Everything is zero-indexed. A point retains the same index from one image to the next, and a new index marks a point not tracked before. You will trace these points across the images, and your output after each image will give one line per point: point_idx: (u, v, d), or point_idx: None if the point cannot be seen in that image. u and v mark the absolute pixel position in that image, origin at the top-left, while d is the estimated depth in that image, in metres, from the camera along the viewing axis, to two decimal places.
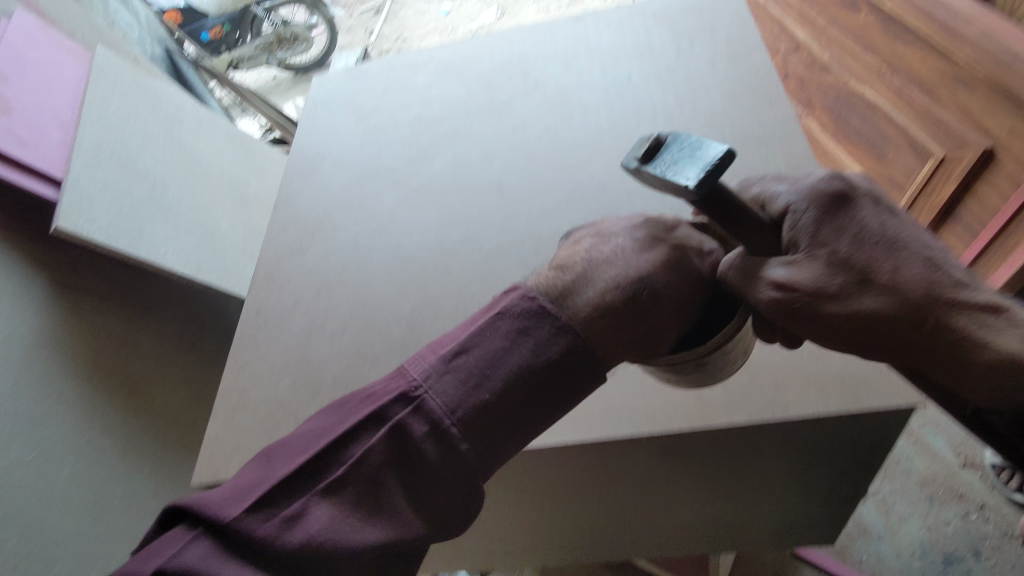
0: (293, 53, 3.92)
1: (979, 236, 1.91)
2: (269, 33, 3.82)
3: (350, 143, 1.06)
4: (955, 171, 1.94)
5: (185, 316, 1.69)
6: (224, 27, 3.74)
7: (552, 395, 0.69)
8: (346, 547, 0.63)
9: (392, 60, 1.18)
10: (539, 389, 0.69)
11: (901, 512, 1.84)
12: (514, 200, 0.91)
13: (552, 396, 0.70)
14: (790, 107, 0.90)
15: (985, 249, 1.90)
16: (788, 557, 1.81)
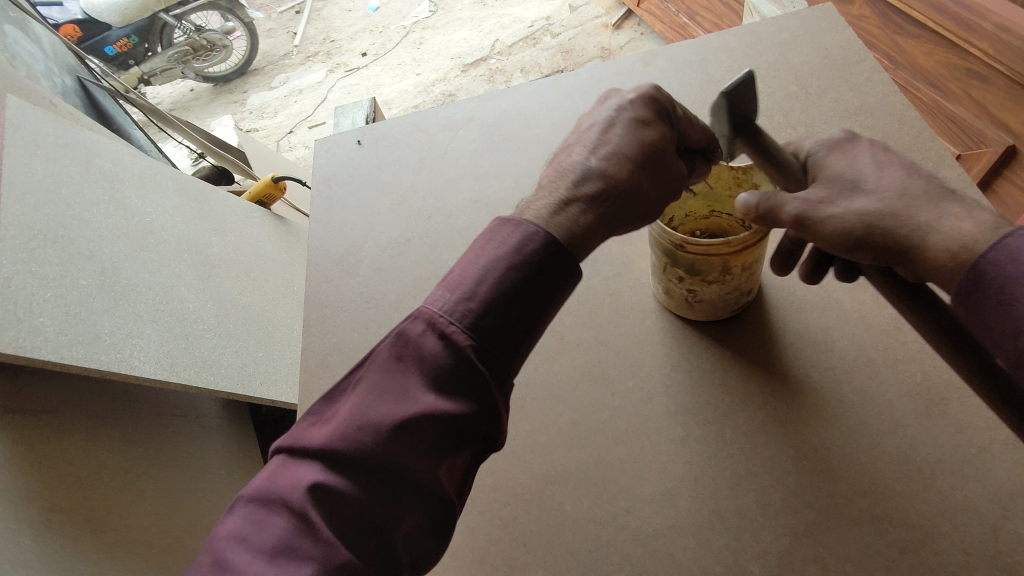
0: (209, 63, 3.17)
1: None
2: (182, 42, 3.02)
3: (392, 237, 0.85)
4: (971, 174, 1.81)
5: (139, 421, 1.42)
6: (131, 39, 2.97)
7: (551, 280, 0.52)
8: (377, 431, 0.47)
9: (420, 118, 0.98)
10: (540, 272, 0.52)
11: None
12: (632, 313, 0.71)
13: (556, 280, 0.53)
14: (963, 171, 0.72)
15: None
16: None
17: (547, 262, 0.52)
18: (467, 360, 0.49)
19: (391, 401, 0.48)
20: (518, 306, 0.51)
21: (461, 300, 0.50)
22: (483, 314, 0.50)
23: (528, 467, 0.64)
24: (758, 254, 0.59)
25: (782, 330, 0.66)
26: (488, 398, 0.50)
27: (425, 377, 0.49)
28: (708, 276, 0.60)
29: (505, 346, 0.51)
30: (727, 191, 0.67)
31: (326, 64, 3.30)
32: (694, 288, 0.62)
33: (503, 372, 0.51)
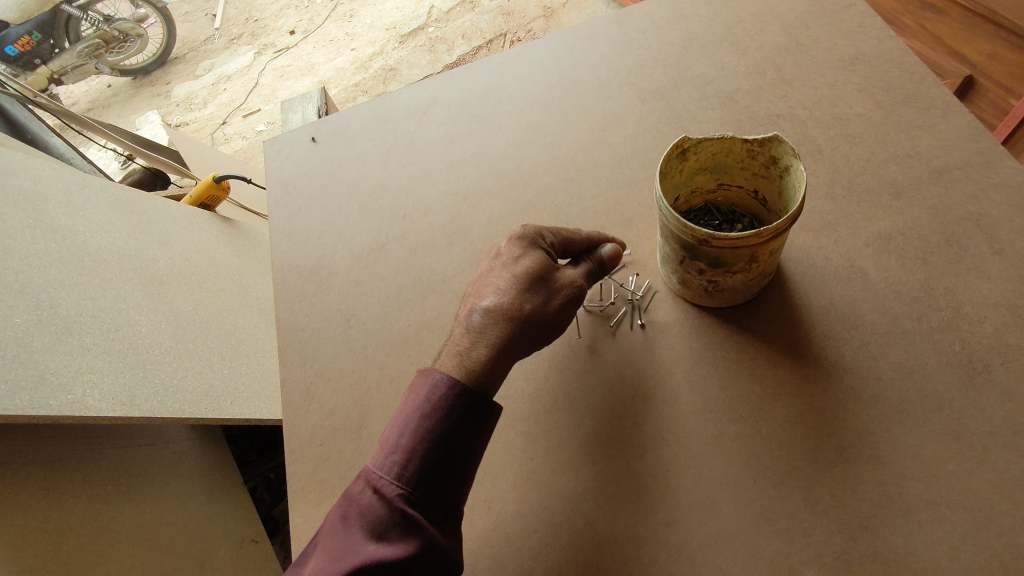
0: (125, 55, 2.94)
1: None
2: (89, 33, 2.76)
3: (364, 245, 0.77)
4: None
5: (103, 460, 1.31)
6: (33, 36, 2.68)
7: (470, 416, 0.56)
8: None
9: (378, 105, 0.89)
10: (457, 415, 0.56)
11: None
12: (644, 303, 0.67)
13: (473, 418, 0.57)
14: (970, 116, 0.69)
15: None
16: None
17: (461, 402, 0.56)
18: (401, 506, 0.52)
19: (340, 555, 0.52)
20: (444, 449, 0.55)
21: (389, 454, 0.55)
22: (410, 462, 0.54)
23: (554, 485, 0.60)
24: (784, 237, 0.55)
25: (808, 309, 0.62)
26: (429, 540, 0.53)
27: (368, 527, 0.53)
28: (733, 268, 0.55)
29: (436, 488, 0.55)
30: (739, 164, 0.61)
31: (253, 46, 3.09)
32: (715, 279, 0.58)
33: (443, 509, 0.55)
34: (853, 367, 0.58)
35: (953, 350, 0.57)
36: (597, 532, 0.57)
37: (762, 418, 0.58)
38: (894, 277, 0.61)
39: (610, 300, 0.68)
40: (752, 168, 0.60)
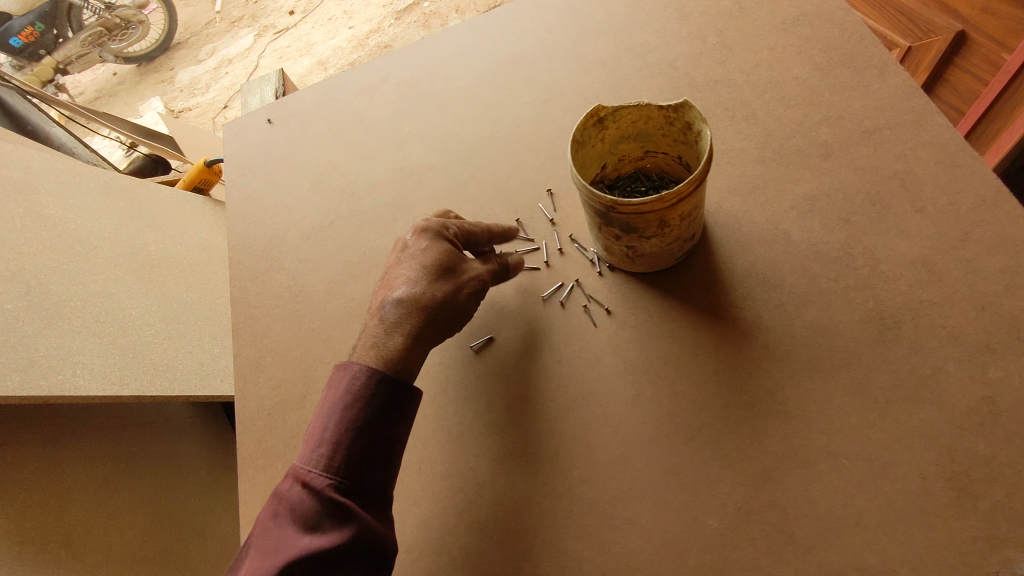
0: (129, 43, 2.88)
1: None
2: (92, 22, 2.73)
3: (312, 224, 0.78)
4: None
5: (105, 439, 1.37)
6: (36, 28, 2.66)
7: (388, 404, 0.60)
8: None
9: (331, 86, 0.89)
10: (376, 406, 0.60)
11: None
12: (574, 272, 0.68)
13: (391, 407, 0.60)
14: (906, 75, 0.68)
15: None
16: None
17: (378, 394, 0.59)
18: (331, 496, 0.56)
19: (278, 548, 0.55)
20: (368, 437, 0.58)
21: (317, 449, 0.58)
22: (336, 455, 0.57)
23: (483, 448, 0.63)
24: (694, 200, 0.56)
25: (729, 272, 0.63)
26: (363, 523, 0.57)
27: (302, 520, 0.56)
28: (645, 232, 0.57)
29: (366, 475, 0.58)
30: (659, 130, 0.61)
31: (253, 28, 3.09)
32: (633, 244, 0.59)
33: (372, 495, 0.59)
34: (768, 328, 0.59)
35: (868, 309, 0.57)
36: (521, 488, 0.61)
37: (678, 378, 0.60)
38: (815, 239, 0.62)
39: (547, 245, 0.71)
40: (672, 134, 0.60)
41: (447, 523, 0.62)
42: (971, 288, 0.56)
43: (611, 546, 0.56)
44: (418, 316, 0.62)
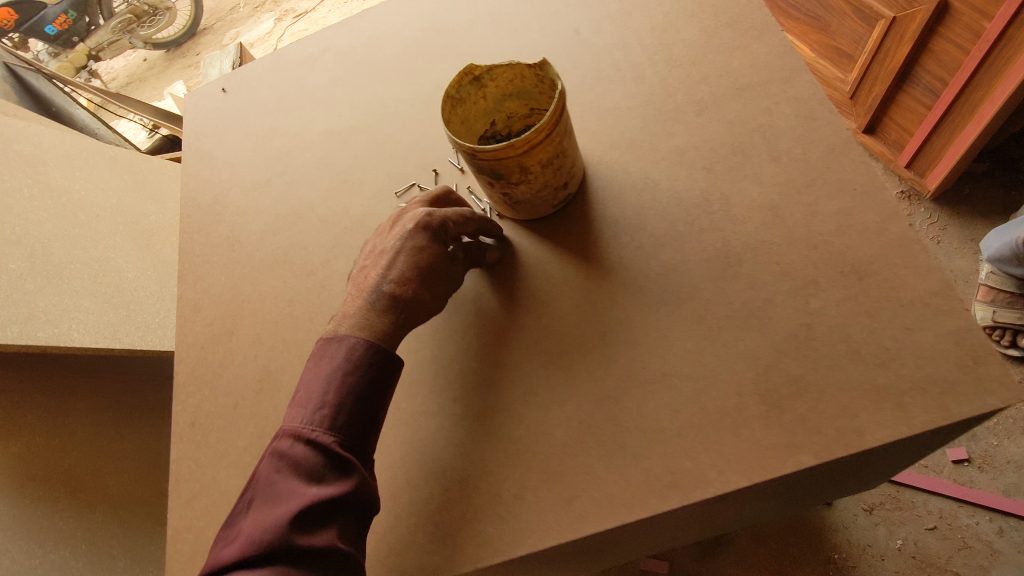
0: (156, 28, 2.93)
1: (915, 134, 1.80)
2: (124, 8, 2.74)
3: (252, 180, 0.85)
4: (881, 73, 1.73)
5: (128, 392, 1.33)
6: (70, 15, 2.64)
7: (383, 369, 0.59)
8: (275, 529, 0.51)
9: (279, 56, 0.95)
10: (375, 371, 0.58)
11: None
12: None
13: (385, 375, 0.59)
14: (784, 36, 0.72)
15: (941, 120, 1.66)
16: None
17: (377, 363, 0.58)
18: (334, 450, 0.55)
19: (280, 502, 0.53)
20: (367, 397, 0.58)
21: (317, 410, 0.56)
22: (338, 414, 0.56)
23: None
24: (554, 149, 0.61)
25: (600, 217, 0.68)
26: (365, 478, 0.56)
27: (305, 475, 0.54)
28: (511, 178, 0.61)
29: (365, 433, 0.57)
30: (536, 87, 0.66)
31: (273, 14, 3.18)
32: (506, 191, 0.64)
33: (371, 454, 0.58)
34: (627, 267, 0.64)
35: (713, 247, 0.62)
36: (399, 407, 0.66)
37: (545, 312, 0.65)
38: (679, 187, 0.66)
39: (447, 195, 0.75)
40: (545, 91, 0.65)
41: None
42: (808, 228, 0.60)
43: (471, 456, 0.62)
44: (404, 313, 0.60)
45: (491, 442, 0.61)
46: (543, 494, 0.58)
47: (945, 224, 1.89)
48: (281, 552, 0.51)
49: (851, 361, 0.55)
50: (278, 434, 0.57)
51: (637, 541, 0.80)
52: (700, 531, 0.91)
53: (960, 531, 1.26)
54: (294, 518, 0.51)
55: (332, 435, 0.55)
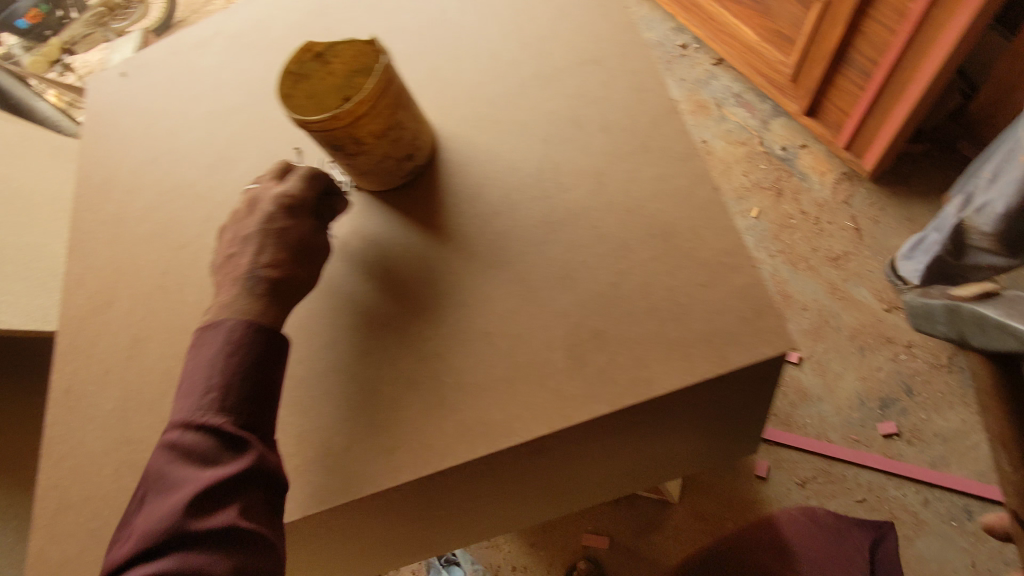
0: None
1: (851, 114, 1.73)
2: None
3: (141, 159, 0.84)
4: (818, 53, 1.70)
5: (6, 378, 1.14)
6: (31, 1, 2.26)
7: (267, 348, 0.59)
8: (172, 515, 0.51)
9: (176, 40, 0.92)
10: (260, 350, 0.58)
11: (838, 369, 1.60)
12: None
13: (273, 353, 0.59)
14: (627, 14, 0.74)
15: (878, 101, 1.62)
16: None
17: (262, 341, 0.58)
18: (228, 430, 0.55)
19: (176, 489, 0.52)
20: (256, 376, 0.57)
21: (205, 395, 0.56)
22: (226, 396, 0.56)
23: None
24: (387, 121, 0.63)
25: (445, 185, 0.70)
26: (265, 453, 0.56)
27: (199, 460, 0.54)
28: (348, 151, 0.63)
29: (259, 412, 0.57)
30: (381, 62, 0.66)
31: None
32: (350, 163, 0.65)
33: (268, 431, 0.58)
34: (464, 233, 0.67)
35: (540, 213, 0.65)
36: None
37: (389, 277, 0.67)
38: (517, 156, 0.68)
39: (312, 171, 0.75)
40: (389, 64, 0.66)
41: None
42: (625, 195, 0.63)
43: (306, 414, 0.64)
44: (287, 297, 0.62)
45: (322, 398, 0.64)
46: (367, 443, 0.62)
47: (883, 206, 1.79)
48: (180, 538, 0.50)
49: (648, 316, 0.59)
50: (170, 425, 0.57)
51: (510, 496, 0.82)
52: (589, 490, 0.93)
53: (886, 502, 1.45)
54: (190, 503, 0.51)
55: (222, 416, 0.55)
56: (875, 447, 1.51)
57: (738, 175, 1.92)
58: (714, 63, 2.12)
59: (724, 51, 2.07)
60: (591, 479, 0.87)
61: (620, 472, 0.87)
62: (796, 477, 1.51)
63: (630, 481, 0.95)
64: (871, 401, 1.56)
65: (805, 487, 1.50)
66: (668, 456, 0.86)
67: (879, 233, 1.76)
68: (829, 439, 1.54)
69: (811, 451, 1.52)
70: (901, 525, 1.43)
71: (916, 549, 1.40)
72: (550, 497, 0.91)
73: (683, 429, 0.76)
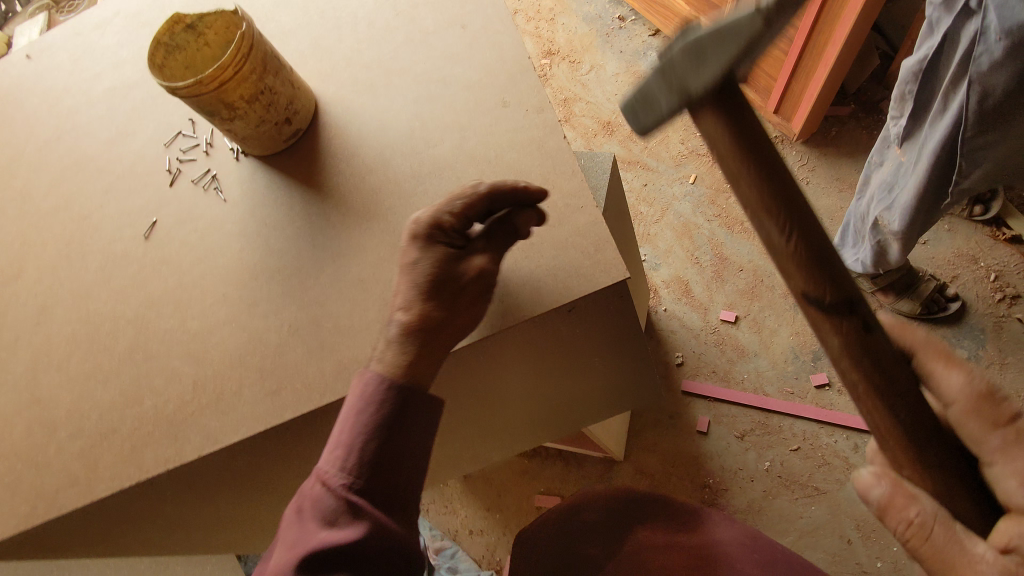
0: None
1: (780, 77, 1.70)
2: None
3: (46, 138, 0.87)
4: None
5: None
6: None
7: (406, 407, 0.58)
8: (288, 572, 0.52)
9: (78, 22, 0.95)
10: (395, 409, 0.57)
11: (773, 325, 1.59)
12: (214, 167, 0.78)
13: (406, 414, 0.58)
14: None
15: (797, 67, 1.64)
16: (676, 397, 1.56)
17: (395, 397, 0.57)
18: (348, 494, 0.54)
19: (296, 544, 0.54)
20: (387, 442, 0.57)
21: (338, 453, 0.56)
22: (354, 459, 0.56)
23: (126, 295, 0.73)
24: (254, 85, 0.68)
25: (326, 147, 0.75)
26: (380, 524, 0.55)
27: (320, 517, 0.54)
28: (222, 116, 0.68)
29: (385, 478, 0.57)
30: None
31: None
32: (227, 128, 0.70)
33: (394, 497, 0.57)
34: (343, 189, 0.72)
35: (411, 169, 0.71)
36: (151, 325, 0.71)
37: (274, 233, 0.72)
38: (390, 118, 0.75)
39: (204, 139, 0.81)
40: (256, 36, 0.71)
41: (97, 360, 0.71)
42: (485, 143, 0.71)
43: (201, 362, 0.68)
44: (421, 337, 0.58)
45: (215, 343, 0.68)
46: (254, 381, 0.66)
47: (813, 167, 1.78)
48: None
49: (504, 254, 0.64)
50: (310, 477, 0.58)
51: None
52: (492, 437, 0.96)
53: (820, 450, 1.45)
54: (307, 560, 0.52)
55: (347, 478, 0.55)
56: (810, 397, 1.50)
57: (674, 143, 1.89)
58: (651, 34, 2.10)
59: (659, 20, 2.05)
60: (493, 425, 0.90)
61: (522, 415, 0.91)
62: (735, 431, 1.50)
63: (539, 425, 0.98)
64: (804, 355, 1.54)
65: (744, 440, 1.48)
66: (568, 397, 0.91)
67: (809, 193, 1.74)
68: (766, 392, 1.53)
69: (747, 404, 1.51)
70: (835, 468, 1.42)
71: (848, 491, 1.40)
72: (457, 446, 0.93)
73: (566, 367, 0.79)
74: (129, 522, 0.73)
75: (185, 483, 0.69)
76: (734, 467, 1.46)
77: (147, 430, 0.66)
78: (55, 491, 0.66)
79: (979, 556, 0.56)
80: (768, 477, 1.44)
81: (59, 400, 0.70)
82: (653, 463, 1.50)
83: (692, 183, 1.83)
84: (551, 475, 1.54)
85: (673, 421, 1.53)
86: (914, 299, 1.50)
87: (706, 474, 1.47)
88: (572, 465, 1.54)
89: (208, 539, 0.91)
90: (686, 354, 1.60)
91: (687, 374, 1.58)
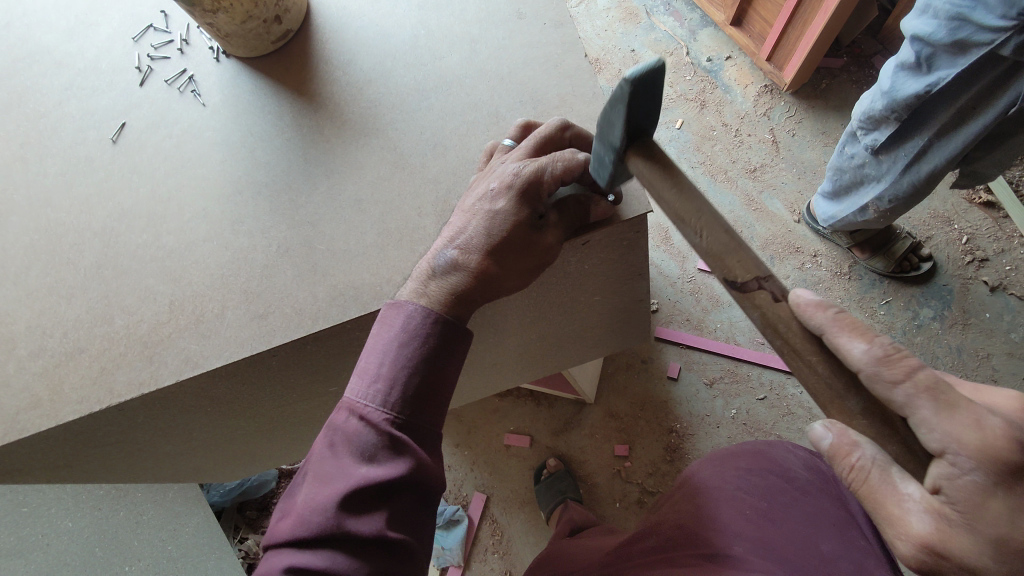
0: None
1: (775, 23, 1.64)
2: None
3: None
4: None
5: None
6: None
7: (446, 345, 0.55)
8: (328, 511, 0.48)
9: None
10: (437, 341, 0.54)
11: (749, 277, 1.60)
12: (193, 68, 0.71)
13: (448, 350, 0.55)
14: None
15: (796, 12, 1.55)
16: (650, 342, 1.56)
17: (438, 330, 0.54)
18: (388, 429, 0.51)
19: (333, 480, 0.50)
20: (427, 376, 0.53)
21: (374, 386, 0.53)
22: (394, 392, 0.52)
23: (94, 203, 0.66)
24: None
25: (320, 55, 0.69)
26: (421, 460, 0.51)
27: (359, 450, 0.50)
28: (203, 7, 0.60)
29: (422, 414, 0.53)
30: None
31: None
32: (209, 21, 0.62)
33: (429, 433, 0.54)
34: (338, 100, 0.66)
35: (414, 82, 0.66)
36: (120, 239, 0.65)
37: (259, 145, 0.66)
38: (393, 24, 0.69)
39: (179, 36, 0.73)
40: None
41: (60, 274, 0.64)
42: (496, 62, 0.65)
43: (178, 280, 0.62)
44: (477, 279, 0.55)
45: (190, 263, 0.63)
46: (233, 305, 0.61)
47: (801, 119, 1.74)
48: (334, 536, 0.48)
49: None
50: (339, 407, 0.54)
51: None
52: (473, 375, 0.93)
53: (786, 400, 1.47)
54: (348, 497, 0.48)
55: (386, 412, 0.52)
56: None
57: None
58: None
59: None
60: (475, 365, 0.87)
61: (503, 353, 0.87)
62: (705, 378, 1.51)
63: (522, 364, 0.96)
64: None
65: (713, 387, 1.50)
66: (554, 337, 0.88)
67: (794, 145, 1.72)
68: (737, 342, 1.54)
69: (719, 352, 1.52)
70: (799, 418, 1.44)
71: None
72: None
73: (562, 303, 0.76)
74: (93, 446, 0.69)
75: (150, 407, 0.64)
76: (702, 413, 1.48)
77: (119, 350, 0.61)
78: (17, 412, 0.61)
79: (907, 498, 0.45)
80: (734, 424, 1.45)
81: (12, 318, 0.63)
82: (623, 405, 1.51)
83: (678, 128, 1.78)
84: (522, 414, 1.54)
85: (645, 365, 1.54)
86: (886, 257, 1.51)
87: (674, 418, 1.48)
88: (543, 405, 1.54)
89: (177, 468, 0.87)
90: (661, 301, 1.60)
91: (663, 319, 1.58)
